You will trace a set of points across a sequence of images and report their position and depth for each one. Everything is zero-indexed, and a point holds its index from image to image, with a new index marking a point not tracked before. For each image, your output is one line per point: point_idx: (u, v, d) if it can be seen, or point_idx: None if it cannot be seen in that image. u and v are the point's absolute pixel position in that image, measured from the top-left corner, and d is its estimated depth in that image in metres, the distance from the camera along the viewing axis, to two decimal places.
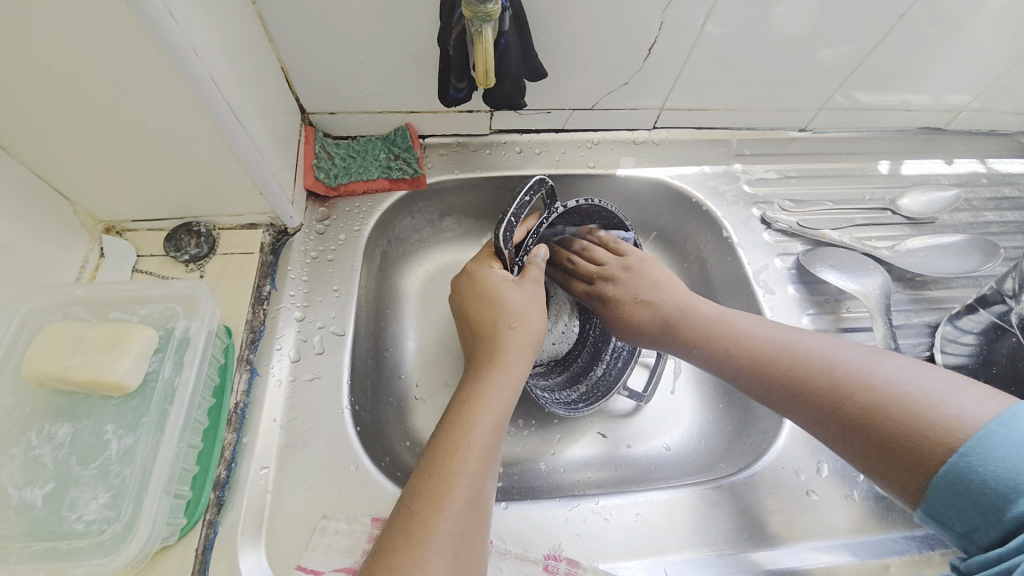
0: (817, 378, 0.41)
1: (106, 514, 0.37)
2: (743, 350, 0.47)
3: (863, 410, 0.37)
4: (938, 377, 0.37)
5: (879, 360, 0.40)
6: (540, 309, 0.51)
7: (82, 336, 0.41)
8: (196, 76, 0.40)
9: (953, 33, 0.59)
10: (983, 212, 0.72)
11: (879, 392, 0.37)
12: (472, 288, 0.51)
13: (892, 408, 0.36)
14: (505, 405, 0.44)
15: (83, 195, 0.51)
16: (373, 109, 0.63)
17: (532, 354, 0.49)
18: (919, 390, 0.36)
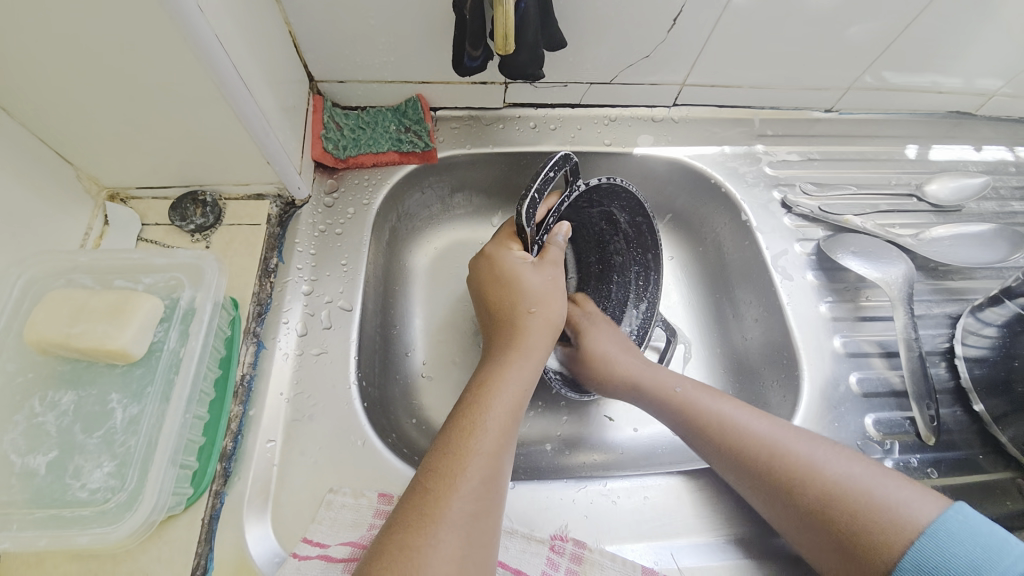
0: (786, 470, 0.43)
1: (110, 484, 0.37)
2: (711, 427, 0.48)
3: (831, 511, 0.40)
4: (888, 474, 0.41)
5: (836, 452, 0.43)
6: (560, 292, 0.49)
7: (85, 303, 0.40)
8: (200, 34, 0.38)
9: (996, 11, 0.56)
10: (1011, 201, 0.70)
11: (845, 495, 0.40)
12: (491, 271, 0.50)
13: (849, 514, 0.39)
14: (523, 388, 0.44)
15: (86, 160, 0.49)
16: (384, 78, 0.60)
17: (552, 340, 0.48)
18: (879, 493, 0.39)
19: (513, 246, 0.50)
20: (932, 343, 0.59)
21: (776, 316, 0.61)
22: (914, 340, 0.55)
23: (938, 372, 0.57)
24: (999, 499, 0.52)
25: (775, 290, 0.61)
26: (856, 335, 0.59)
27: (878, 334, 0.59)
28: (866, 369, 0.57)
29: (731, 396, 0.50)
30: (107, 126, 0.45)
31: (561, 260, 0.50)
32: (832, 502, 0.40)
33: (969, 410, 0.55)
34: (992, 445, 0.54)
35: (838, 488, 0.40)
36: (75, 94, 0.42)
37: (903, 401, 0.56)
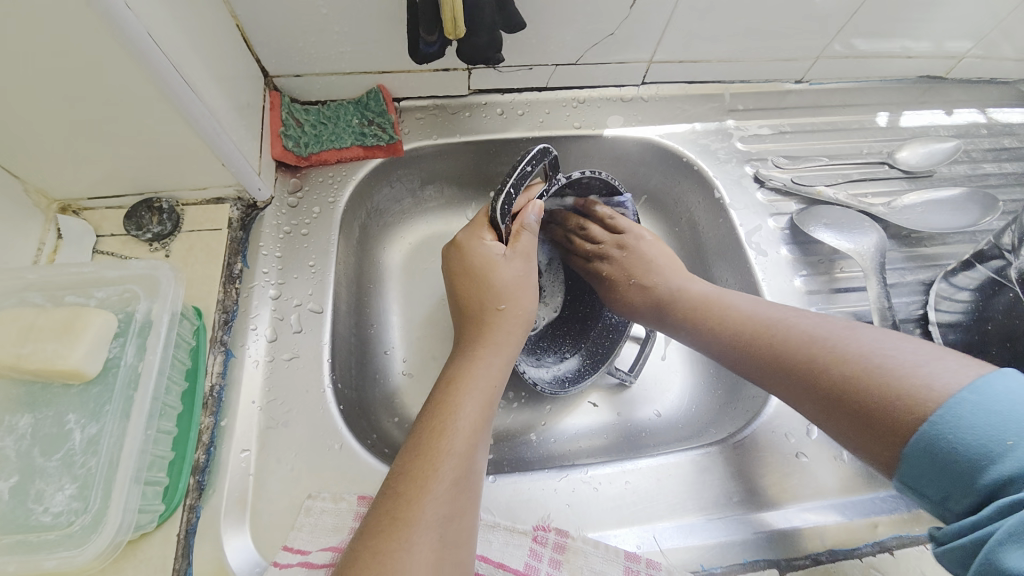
0: (804, 354, 0.41)
1: (74, 506, 0.36)
2: (734, 326, 0.47)
3: (845, 383, 0.37)
4: (924, 349, 0.37)
5: (864, 332, 0.40)
6: (528, 288, 0.49)
7: (34, 323, 0.38)
8: (130, 31, 0.36)
9: None
10: (982, 164, 0.70)
11: (866, 363, 0.37)
12: (462, 263, 0.48)
13: (870, 375, 0.36)
14: (494, 383, 0.44)
15: (32, 173, 0.47)
16: (342, 70, 0.58)
17: (522, 335, 0.48)
18: (905, 363, 0.36)
19: (486, 235, 0.48)
20: (906, 311, 0.59)
21: (752, 294, 0.61)
22: (887, 308, 0.56)
23: None
24: None
25: (750, 266, 0.61)
26: (831, 307, 0.59)
27: (853, 305, 0.59)
28: None
29: (756, 300, 0.49)
30: (45, 136, 0.43)
31: (534, 251, 0.50)
32: (853, 375, 0.37)
33: None
34: None
35: (862, 360, 0.37)
36: (4, 105, 0.39)
37: None
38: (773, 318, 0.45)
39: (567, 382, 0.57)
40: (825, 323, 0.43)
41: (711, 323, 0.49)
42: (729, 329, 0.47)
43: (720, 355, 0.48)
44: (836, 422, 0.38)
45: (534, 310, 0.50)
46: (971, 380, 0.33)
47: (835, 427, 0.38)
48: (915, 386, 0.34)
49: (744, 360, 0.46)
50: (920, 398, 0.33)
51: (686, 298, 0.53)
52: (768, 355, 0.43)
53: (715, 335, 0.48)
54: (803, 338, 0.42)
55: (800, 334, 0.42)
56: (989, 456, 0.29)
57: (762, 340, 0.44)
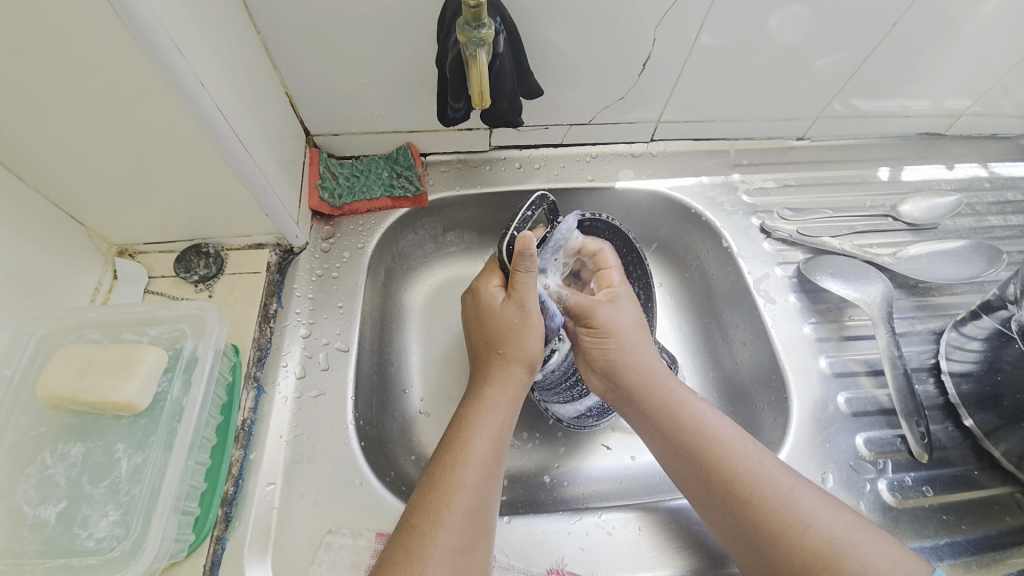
0: (775, 514, 0.41)
1: (116, 532, 0.39)
2: (719, 461, 0.44)
3: (808, 561, 0.39)
4: (883, 547, 0.39)
5: (828, 506, 0.42)
6: (532, 331, 0.49)
7: (94, 358, 0.42)
8: (205, 108, 0.42)
9: (952, 38, 0.59)
10: (987, 216, 0.72)
11: (843, 556, 0.38)
12: (474, 308, 0.52)
13: (830, 564, 0.38)
14: (502, 421, 0.45)
15: (98, 221, 0.52)
16: (375, 130, 0.64)
17: (528, 377, 0.49)
18: (875, 560, 0.38)
19: (494, 280, 0.51)
20: (919, 359, 0.60)
21: (763, 340, 0.62)
22: (897, 357, 0.56)
23: (926, 389, 0.58)
24: (994, 513, 0.52)
25: (759, 313, 0.63)
26: (843, 355, 0.60)
27: (864, 353, 0.60)
28: (854, 389, 0.58)
29: (735, 424, 0.48)
30: (116, 190, 0.49)
31: (534, 296, 0.49)
32: (816, 557, 0.38)
33: (960, 425, 0.56)
34: (988, 460, 0.55)
35: (836, 550, 0.39)
36: (86, 165, 0.45)
37: (893, 419, 0.57)
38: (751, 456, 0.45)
39: (586, 418, 0.59)
40: (800, 486, 0.43)
41: (694, 450, 0.46)
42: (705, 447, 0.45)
43: (695, 485, 0.46)
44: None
45: (541, 352, 0.50)
46: None
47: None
48: None
49: (721, 500, 0.44)
50: None
51: (666, 401, 0.49)
52: (749, 512, 0.42)
53: (695, 465, 0.46)
54: (784, 500, 0.42)
55: (780, 496, 0.42)
56: None
57: (735, 474, 0.44)
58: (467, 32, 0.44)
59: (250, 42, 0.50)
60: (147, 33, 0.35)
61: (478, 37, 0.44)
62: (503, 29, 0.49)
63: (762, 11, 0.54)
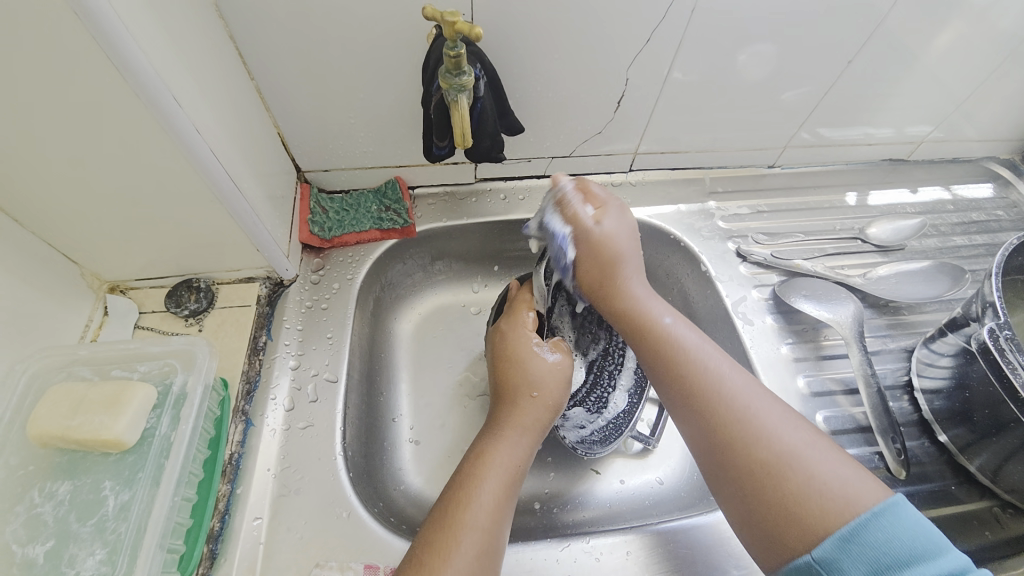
0: (728, 424, 0.42)
1: (103, 571, 0.39)
2: (682, 370, 0.46)
3: (755, 467, 0.40)
4: (837, 460, 0.39)
5: (787, 419, 0.42)
6: (564, 377, 0.52)
7: (84, 396, 0.43)
8: (201, 154, 0.44)
9: (907, 68, 0.63)
10: (951, 237, 0.75)
11: (783, 465, 0.39)
12: (505, 346, 0.53)
13: (774, 467, 0.39)
14: (518, 462, 0.46)
15: (90, 259, 0.54)
16: (364, 165, 0.67)
17: (548, 422, 0.50)
18: (821, 471, 0.38)
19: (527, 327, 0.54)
20: (893, 377, 0.62)
21: (743, 361, 0.64)
22: (871, 375, 0.58)
23: (901, 406, 0.60)
24: (972, 527, 0.53)
25: (738, 334, 0.65)
26: (820, 374, 0.62)
27: (841, 372, 0.63)
28: (833, 408, 0.60)
29: (709, 342, 0.48)
30: (110, 230, 0.50)
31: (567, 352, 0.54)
32: (763, 459, 0.40)
33: (936, 441, 0.58)
34: (965, 475, 0.56)
35: (779, 458, 0.39)
36: (83, 207, 0.47)
37: (871, 436, 0.58)
38: (717, 373, 0.45)
39: (593, 444, 0.59)
40: (762, 401, 0.43)
41: (663, 362, 0.47)
42: (668, 361, 0.47)
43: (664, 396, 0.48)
44: (735, 504, 0.41)
45: (566, 399, 0.52)
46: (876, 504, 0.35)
47: (726, 496, 0.42)
48: (815, 495, 0.37)
49: (683, 408, 0.45)
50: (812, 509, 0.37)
51: (643, 319, 0.50)
52: (706, 418, 0.43)
53: (658, 362, 0.48)
54: (738, 407, 0.43)
55: (739, 409, 0.43)
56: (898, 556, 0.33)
57: (696, 386, 0.45)
58: (449, 80, 0.47)
59: (244, 87, 0.53)
60: (147, 86, 0.38)
61: (459, 84, 0.47)
62: (483, 74, 0.52)
63: (730, 48, 0.58)
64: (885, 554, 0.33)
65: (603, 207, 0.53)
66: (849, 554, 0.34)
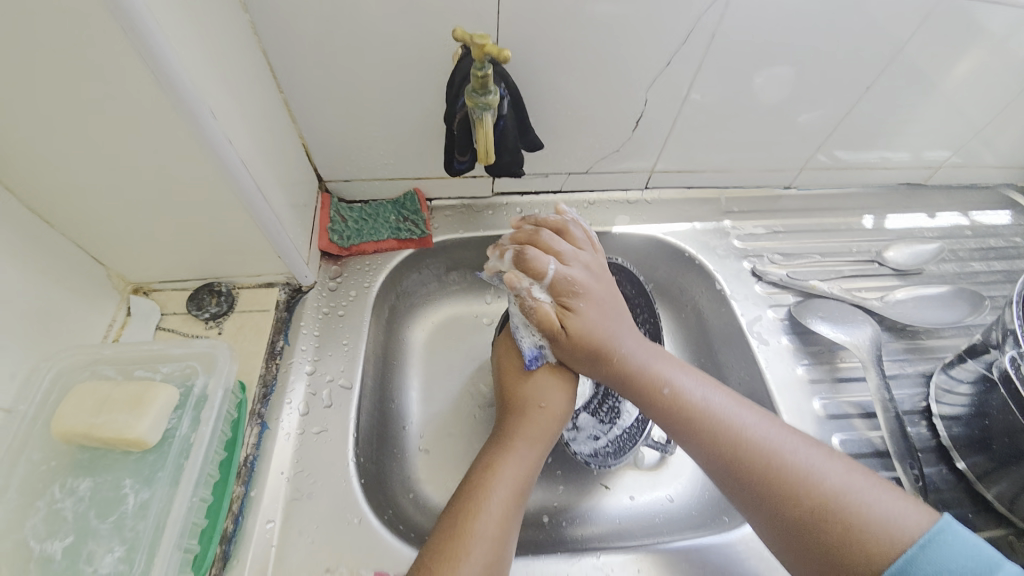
0: (776, 481, 0.41)
1: (120, 568, 0.39)
2: (709, 430, 0.45)
3: (818, 522, 0.38)
4: (878, 485, 0.40)
5: (817, 453, 0.42)
6: (568, 391, 0.52)
7: (109, 394, 0.44)
8: (234, 164, 0.46)
9: (925, 93, 0.63)
10: (970, 262, 0.75)
11: (841, 506, 0.38)
12: (510, 361, 0.54)
13: (833, 513, 0.38)
14: (526, 474, 0.46)
15: (118, 261, 0.55)
16: (385, 176, 0.68)
17: (554, 434, 0.50)
18: (874, 504, 0.38)
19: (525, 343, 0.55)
20: (911, 402, 0.61)
21: (758, 381, 0.64)
22: (888, 400, 0.57)
23: (919, 431, 0.59)
24: None
25: (753, 354, 0.65)
26: (836, 397, 0.62)
27: (857, 396, 0.62)
28: (849, 431, 0.59)
29: (717, 387, 0.48)
30: (140, 233, 0.52)
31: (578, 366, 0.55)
32: (821, 511, 0.39)
33: (954, 468, 0.56)
34: (984, 503, 0.55)
35: (836, 502, 0.39)
36: (115, 212, 0.48)
37: (887, 461, 0.57)
38: (740, 422, 0.44)
39: (607, 456, 0.58)
40: (785, 440, 0.43)
41: (679, 422, 0.46)
42: (689, 420, 0.46)
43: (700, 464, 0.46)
44: (803, 558, 0.39)
45: (570, 410, 0.52)
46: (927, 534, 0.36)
47: (801, 564, 0.39)
48: (882, 537, 0.36)
49: (712, 461, 0.44)
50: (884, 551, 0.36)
51: (647, 379, 0.48)
52: (751, 480, 0.42)
53: (681, 428, 0.46)
54: (770, 458, 0.42)
55: (769, 456, 0.42)
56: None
57: (727, 446, 0.43)
58: (475, 99, 0.48)
59: (274, 99, 0.55)
60: (188, 100, 0.40)
61: (485, 102, 0.48)
62: (507, 94, 0.53)
63: (748, 71, 0.59)
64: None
65: (565, 288, 0.49)
66: None
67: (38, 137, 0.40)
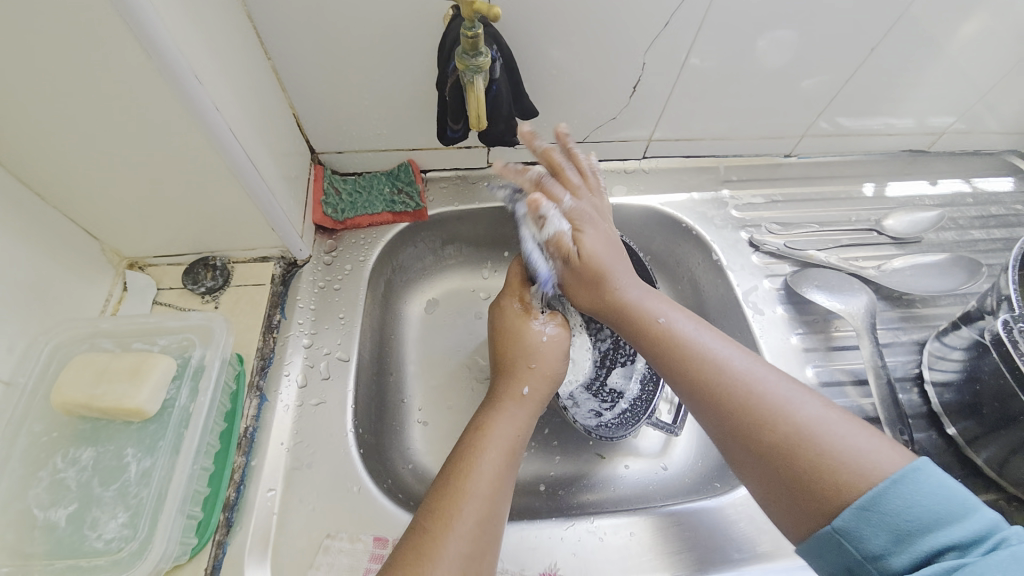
0: (748, 409, 0.41)
1: (124, 533, 0.41)
2: (688, 364, 0.46)
3: (787, 450, 0.39)
4: (858, 428, 0.39)
5: (799, 393, 0.42)
6: (562, 353, 0.53)
7: (107, 366, 0.45)
8: (222, 136, 0.45)
9: (932, 56, 0.61)
10: (970, 230, 0.74)
11: (810, 440, 0.38)
12: (502, 321, 0.55)
13: (803, 445, 0.38)
14: (517, 434, 0.47)
15: (111, 234, 0.55)
16: (378, 147, 0.67)
17: (546, 396, 0.51)
18: (850, 442, 0.38)
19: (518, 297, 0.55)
20: (903, 369, 0.62)
21: (752, 350, 0.64)
22: (880, 367, 0.58)
23: (910, 397, 0.60)
24: None
25: (748, 324, 0.65)
26: (830, 365, 0.62)
27: (851, 363, 0.62)
28: (841, 398, 0.60)
29: (711, 327, 0.49)
30: (131, 207, 0.51)
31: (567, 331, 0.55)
32: (791, 441, 0.39)
33: (943, 433, 0.57)
34: (972, 467, 0.56)
35: (804, 435, 0.39)
36: (102, 185, 0.48)
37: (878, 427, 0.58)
38: (726, 360, 0.45)
39: (611, 432, 0.59)
40: (766, 375, 0.44)
41: (669, 370, 0.47)
42: (673, 353, 0.47)
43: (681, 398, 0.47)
44: (773, 490, 0.39)
45: (563, 373, 0.53)
46: (896, 473, 0.35)
47: (769, 494, 0.40)
48: (852, 471, 0.36)
49: (693, 399, 0.45)
50: (849, 487, 0.36)
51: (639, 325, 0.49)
52: (724, 408, 0.43)
53: (665, 364, 0.47)
54: (748, 390, 0.42)
55: (746, 389, 0.43)
56: (927, 526, 0.32)
57: (704, 377, 0.45)
58: (465, 61, 0.47)
59: (261, 68, 0.53)
60: (170, 66, 0.39)
61: (476, 65, 0.47)
62: (499, 56, 0.51)
63: (749, 33, 0.57)
64: (907, 522, 0.33)
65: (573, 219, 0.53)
66: (869, 522, 0.34)
67: (18, 107, 0.39)
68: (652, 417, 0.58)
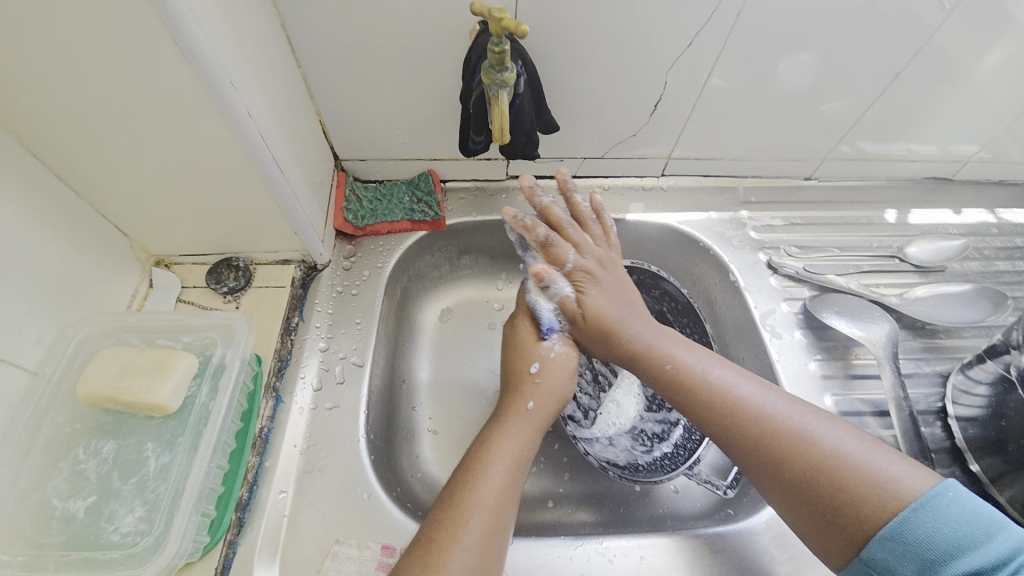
0: (772, 445, 0.42)
1: (140, 528, 0.41)
2: (705, 403, 0.46)
3: (816, 482, 0.39)
4: (883, 452, 0.39)
5: (821, 421, 0.42)
6: (569, 373, 0.52)
7: (133, 360, 0.46)
8: (254, 142, 0.47)
9: (958, 85, 0.61)
10: (994, 261, 0.73)
11: (837, 468, 0.38)
12: (513, 339, 0.55)
13: (831, 477, 0.38)
14: (522, 447, 0.47)
15: (140, 232, 0.56)
16: (400, 156, 0.68)
17: (552, 411, 0.51)
18: (878, 465, 0.38)
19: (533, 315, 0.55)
20: (925, 403, 0.60)
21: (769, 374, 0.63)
22: (902, 399, 0.57)
23: (932, 432, 0.58)
24: None
25: (764, 347, 0.64)
26: (848, 394, 0.61)
27: (870, 393, 0.61)
28: (859, 428, 0.59)
29: (722, 364, 0.49)
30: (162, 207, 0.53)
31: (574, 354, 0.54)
32: (820, 473, 0.39)
33: (967, 471, 0.55)
34: None
35: (828, 465, 0.39)
36: (136, 185, 0.50)
37: None
38: (741, 398, 0.45)
39: (637, 473, 0.55)
40: (783, 409, 0.44)
41: (680, 396, 0.48)
42: (686, 391, 0.47)
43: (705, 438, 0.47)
44: (811, 527, 0.39)
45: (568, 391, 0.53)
46: (924, 496, 0.35)
47: (810, 533, 0.39)
48: (884, 500, 0.36)
49: (718, 437, 0.45)
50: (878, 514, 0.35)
51: (650, 358, 0.50)
52: (749, 447, 0.43)
53: (684, 407, 0.48)
54: (766, 427, 0.43)
55: (763, 425, 0.43)
56: (951, 552, 0.32)
57: (721, 416, 0.45)
58: (491, 75, 0.48)
59: (293, 77, 0.55)
60: (210, 73, 0.40)
61: (501, 79, 0.48)
62: (524, 71, 0.52)
63: (772, 55, 0.57)
64: (931, 549, 0.33)
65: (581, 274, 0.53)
66: (894, 552, 0.34)
67: (66, 110, 0.41)
68: (692, 467, 0.54)
